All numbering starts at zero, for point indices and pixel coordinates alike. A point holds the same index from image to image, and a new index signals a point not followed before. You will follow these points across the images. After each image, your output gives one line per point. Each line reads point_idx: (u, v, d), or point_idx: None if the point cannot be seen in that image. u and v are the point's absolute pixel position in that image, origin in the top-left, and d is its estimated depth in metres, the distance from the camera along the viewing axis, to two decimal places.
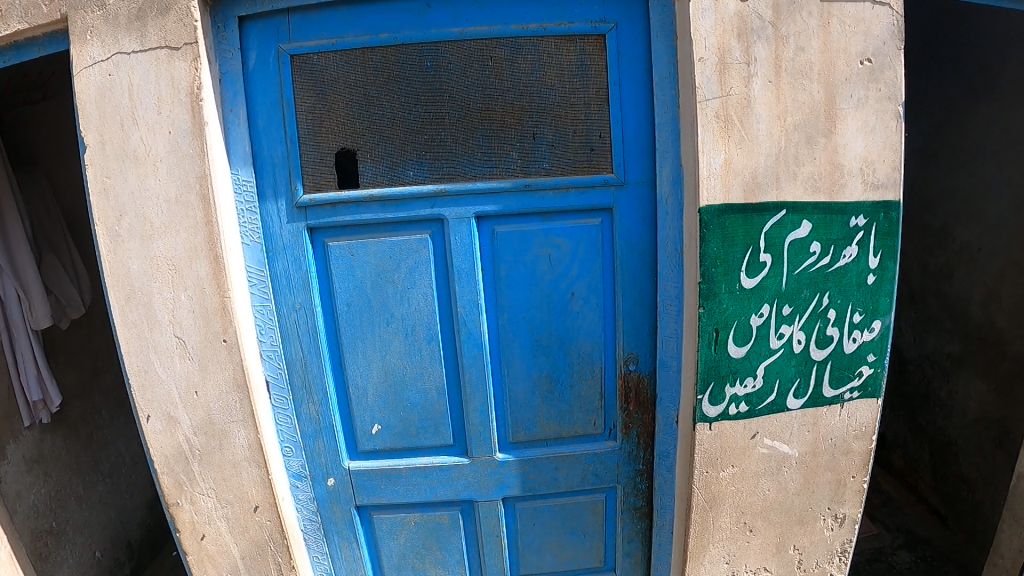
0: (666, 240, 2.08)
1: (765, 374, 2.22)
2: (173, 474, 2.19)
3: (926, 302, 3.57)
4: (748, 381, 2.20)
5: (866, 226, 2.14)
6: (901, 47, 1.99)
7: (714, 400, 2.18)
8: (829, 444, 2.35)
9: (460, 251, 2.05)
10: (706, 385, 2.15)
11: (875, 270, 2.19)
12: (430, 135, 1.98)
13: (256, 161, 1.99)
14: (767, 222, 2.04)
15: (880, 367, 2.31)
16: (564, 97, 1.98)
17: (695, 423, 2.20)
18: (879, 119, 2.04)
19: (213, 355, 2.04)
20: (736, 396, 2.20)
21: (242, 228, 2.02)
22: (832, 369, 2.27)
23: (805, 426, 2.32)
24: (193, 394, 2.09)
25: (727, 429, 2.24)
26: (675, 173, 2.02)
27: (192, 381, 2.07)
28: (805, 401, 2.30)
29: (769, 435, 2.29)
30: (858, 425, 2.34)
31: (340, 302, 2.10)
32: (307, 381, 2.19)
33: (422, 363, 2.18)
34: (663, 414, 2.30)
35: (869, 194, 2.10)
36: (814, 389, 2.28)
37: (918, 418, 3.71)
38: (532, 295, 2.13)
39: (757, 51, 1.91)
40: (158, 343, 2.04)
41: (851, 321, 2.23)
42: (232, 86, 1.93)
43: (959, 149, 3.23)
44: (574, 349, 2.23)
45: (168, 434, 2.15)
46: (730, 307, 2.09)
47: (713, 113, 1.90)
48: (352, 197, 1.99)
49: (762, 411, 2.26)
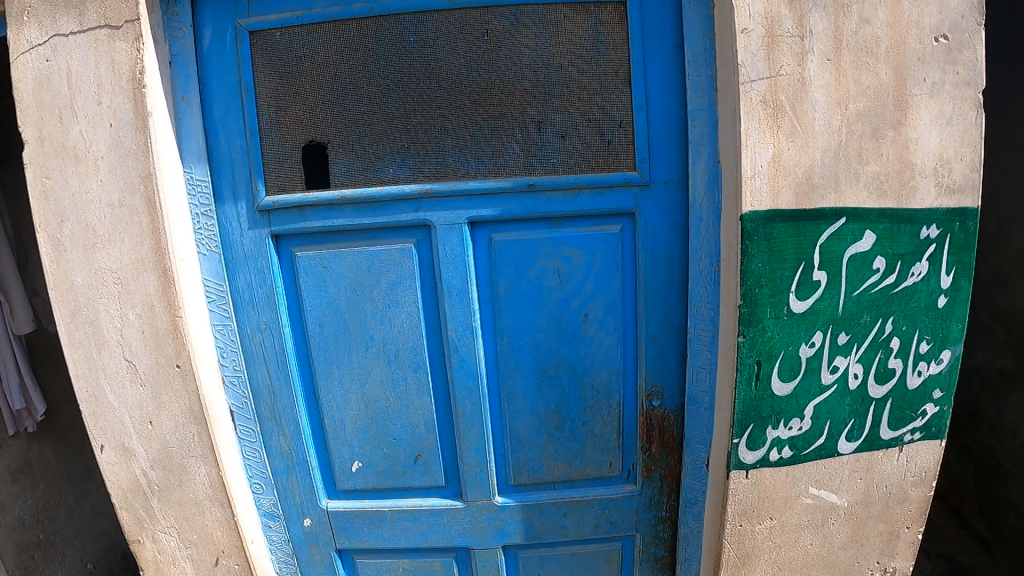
0: (700, 253, 1.73)
1: (814, 414, 1.93)
2: (133, 509, 1.91)
3: (975, 311, 3.05)
4: (793, 422, 1.91)
5: (939, 237, 1.86)
6: (982, 22, 1.71)
7: (753, 444, 1.87)
8: (884, 493, 2.04)
9: (450, 263, 1.72)
10: (744, 428, 1.84)
11: (948, 290, 1.93)
12: (413, 124, 1.65)
13: (212, 157, 1.69)
14: (824, 232, 1.71)
15: (947, 405, 2.03)
16: (575, 79, 1.64)
17: (730, 470, 1.88)
18: (957, 109, 1.76)
19: (167, 383, 1.75)
20: (779, 439, 1.90)
21: (198, 235, 1.73)
22: (892, 408, 1.99)
23: (857, 472, 2.01)
24: (148, 425, 1.81)
25: (767, 477, 1.93)
26: (712, 171, 1.66)
27: (146, 410, 1.79)
28: (859, 444, 2.00)
29: (815, 483, 1.99)
30: (918, 471, 2.04)
31: (312, 322, 1.79)
32: (276, 412, 1.89)
33: (408, 394, 1.86)
34: (692, 457, 1.99)
35: (944, 200, 1.83)
36: (871, 431, 2.00)
37: (961, 436, 3.20)
38: (538, 316, 1.80)
39: (814, 22, 1.56)
40: (107, 367, 1.77)
41: (916, 351, 1.97)
42: (183, 70, 1.64)
43: (1008, 144, 2.80)
44: (588, 381, 1.89)
45: (124, 467, 1.87)
46: (775, 336, 1.77)
47: (759, 98, 1.55)
48: (322, 198, 1.67)
49: (809, 456, 1.96)
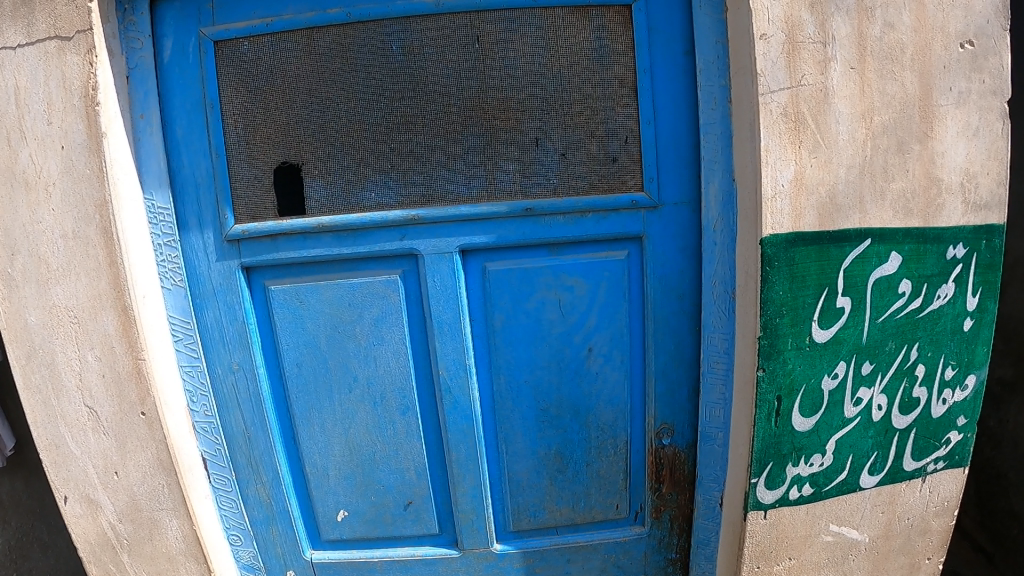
0: (714, 279, 1.58)
1: (836, 449, 1.78)
2: (101, 565, 1.72)
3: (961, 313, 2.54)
4: (815, 458, 1.75)
5: (965, 257, 1.74)
6: (1008, 27, 1.59)
7: (771, 483, 1.71)
8: (905, 525, 1.93)
9: (442, 296, 1.57)
10: (763, 467, 1.68)
11: (973, 312, 1.81)
12: (397, 142, 1.50)
13: (175, 181, 1.52)
14: (848, 255, 1.57)
15: (970, 432, 1.93)
16: (576, 91, 1.50)
17: (747, 511, 1.71)
18: (983, 120, 1.64)
19: (131, 432, 1.58)
20: (799, 476, 1.74)
21: (161, 268, 1.56)
22: (915, 438, 1.87)
23: (879, 506, 1.89)
24: (113, 476, 1.63)
25: (785, 517, 1.77)
26: (726, 191, 1.51)
27: (110, 460, 1.61)
28: (881, 476, 1.87)
29: (836, 519, 1.85)
30: (940, 501, 1.93)
31: (289, 362, 1.63)
32: (252, 460, 1.71)
33: (397, 439, 1.69)
34: (704, 496, 1.82)
35: (970, 217, 1.71)
36: (894, 463, 1.86)
37: None
38: (538, 351, 1.64)
39: (836, 27, 1.43)
40: (67, 414, 1.59)
41: (941, 377, 1.85)
42: (142, 84, 1.47)
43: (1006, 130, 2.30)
44: (593, 420, 1.73)
45: (90, 519, 1.68)
46: (797, 368, 1.61)
47: (780, 111, 1.40)
48: (297, 226, 1.52)
49: (831, 493, 1.82)
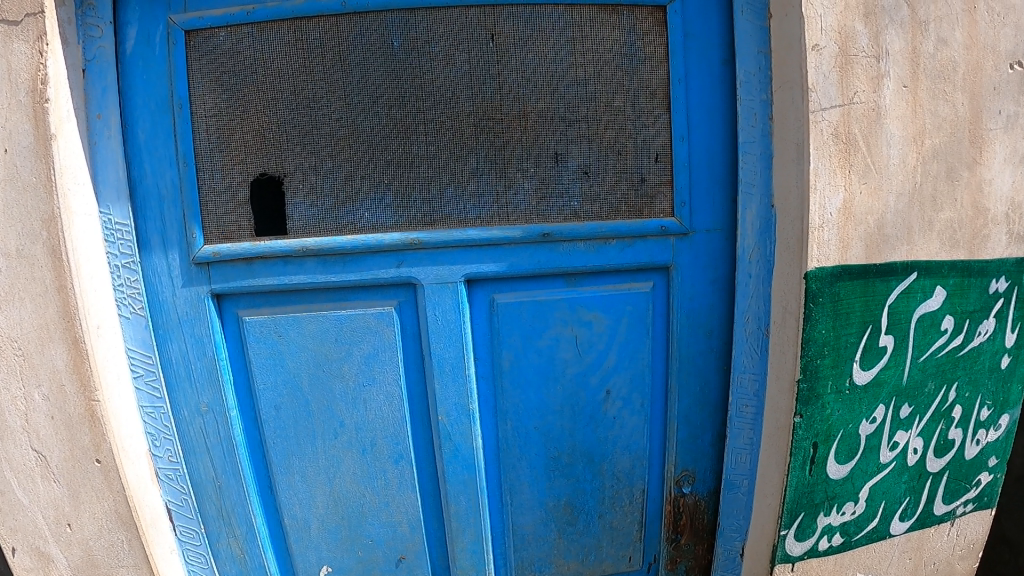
0: (747, 314, 1.41)
1: (869, 496, 1.60)
2: None
3: None
4: (847, 507, 1.57)
5: (1007, 291, 1.61)
6: None
7: (802, 534, 1.49)
8: (931, 570, 1.78)
9: (442, 333, 1.39)
10: (793, 518, 1.46)
11: (1011, 349, 1.68)
12: (396, 153, 1.32)
13: (136, 194, 1.32)
14: (893, 290, 1.42)
15: (999, 472, 1.80)
16: (602, 100, 1.33)
17: (775, 566, 1.48)
18: None
19: (84, 482, 1.33)
20: (830, 527, 1.55)
21: (118, 294, 1.35)
22: (948, 481, 1.72)
23: (907, 553, 1.72)
24: (66, 528, 1.37)
25: (813, 569, 1.58)
26: (764, 218, 1.36)
27: (62, 510, 1.36)
28: (912, 522, 1.71)
29: (864, 568, 1.67)
30: (967, 544, 1.80)
31: (265, 405, 1.43)
32: (224, 511, 1.49)
33: (388, 489, 1.50)
34: (724, 547, 1.57)
35: (1014, 249, 1.58)
36: (925, 508, 1.71)
37: None
38: (550, 394, 1.47)
39: (889, 41, 1.30)
40: (7, 458, 1.32)
41: (977, 418, 1.71)
42: (101, 80, 1.28)
43: None
44: (608, 467, 1.55)
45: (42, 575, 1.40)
46: (835, 413, 1.43)
47: (831, 130, 1.24)
48: (277, 249, 1.33)
49: (860, 541, 1.64)
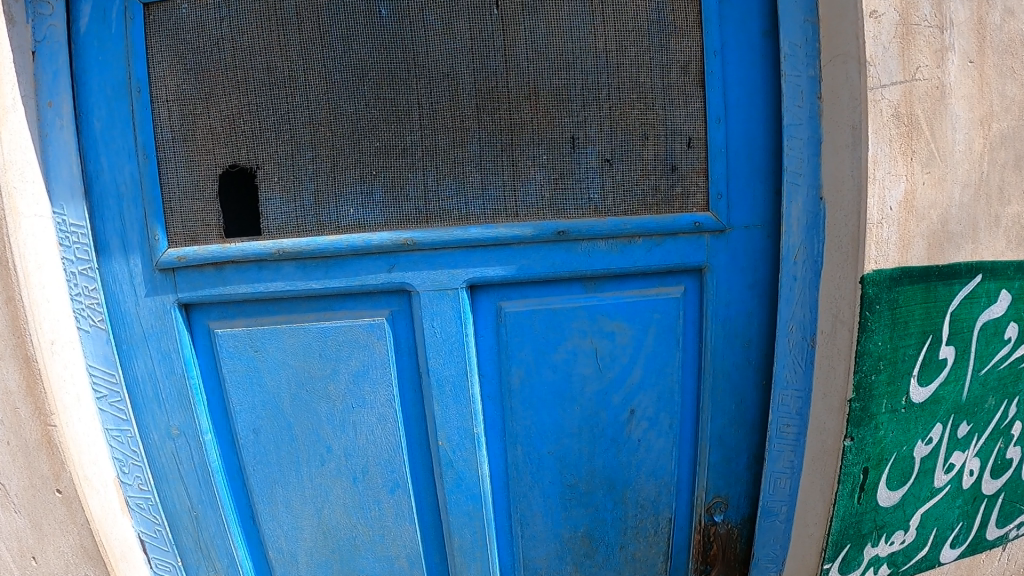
0: (791, 323, 1.24)
1: (920, 523, 1.39)
2: None
3: None
4: (896, 537, 1.36)
5: None
6: None
7: (846, 568, 1.28)
8: None
9: (441, 345, 1.22)
10: (838, 551, 1.25)
11: None
12: (386, 138, 1.16)
13: (92, 191, 1.17)
14: (955, 295, 1.24)
15: None
16: (623, 77, 1.17)
17: None
18: None
19: (45, 514, 1.16)
20: (877, 558, 1.34)
21: (76, 304, 1.20)
22: (1003, 503, 1.53)
23: None
24: (29, 561, 1.19)
25: None
26: (811, 212, 1.18)
27: (24, 542, 1.18)
28: (962, 549, 1.51)
29: None
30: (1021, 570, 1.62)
31: (244, 428, 1.27)
32: (202, 543, 1.32)
33: (383, 521, 1.33)
34: None
35: None
36: (977, 534, 1.51)
37: None
38: (566, 415, 1.31)
39: (954, 9, 1.13)
40: None
41: None
42: (50, 63, 1.13)
43: None
44: (632, 494, 1.37)
45: None
46: (889, 434, 1.23)
47: (891, 111, 1.07)
48: (250, 252, 1.17)
49: (907, 572, 1.43)
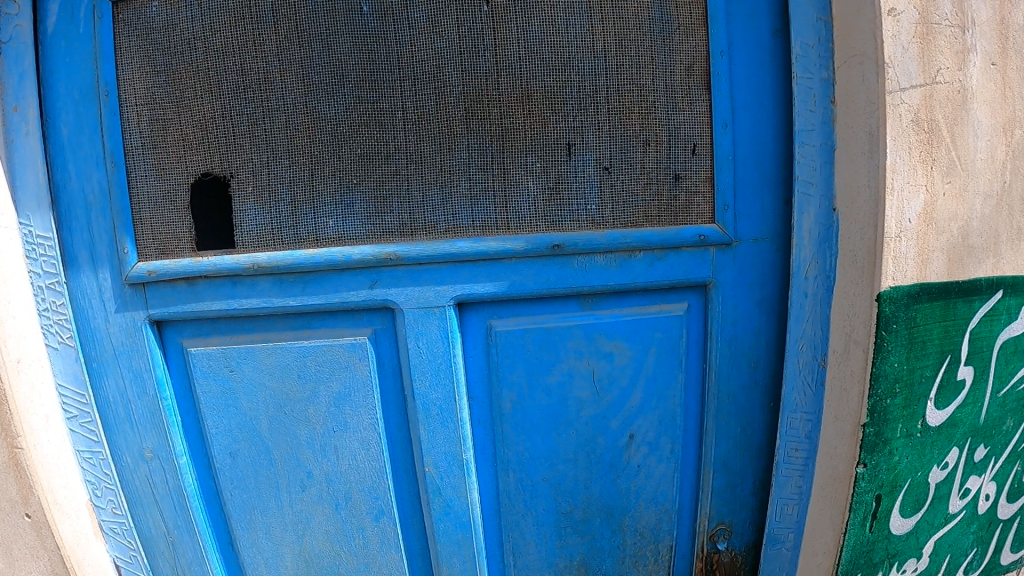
0: (801, 342, 1.16)
1: (933, 551, 1.30)
2: None
3: None
4: (908, 566, 1.27)
5: None
6: None
7: None
8: None
9: (427, 364, 1.15)
10: None
11: None
12: (368, 145, 1.09)
13: (60, 201, 1.10)
14: (975, 313, 1.16)
15: None
16: (622, 80, 1.10)
17: None
18: None
19: (14, 539, 1.09)
20: None
21: (44, 320, 1.13)
22: (1019, 527, 1.45)
23: None
24: None
25: None
26: (822, 224, 1.11)
27: None
28: None
29: None
30: None
31: (220, 452, 1.21)
32: (179, 570, 1.25)
33: (368, 549, 1.26)
34: None
35: None
36: (992, 560, 1.43)
37: None
38: (561, 440, 1.24)
39: (975, 8, 1.06)
40: None
41: None
42: (16, 65, 1.07)
43: None
44: (631, 521, 1.30)
45: None
46: (903, 459, 1.15)
47: (910, 116, 1.00)
48: (224, 267, 1.10)
49: None
